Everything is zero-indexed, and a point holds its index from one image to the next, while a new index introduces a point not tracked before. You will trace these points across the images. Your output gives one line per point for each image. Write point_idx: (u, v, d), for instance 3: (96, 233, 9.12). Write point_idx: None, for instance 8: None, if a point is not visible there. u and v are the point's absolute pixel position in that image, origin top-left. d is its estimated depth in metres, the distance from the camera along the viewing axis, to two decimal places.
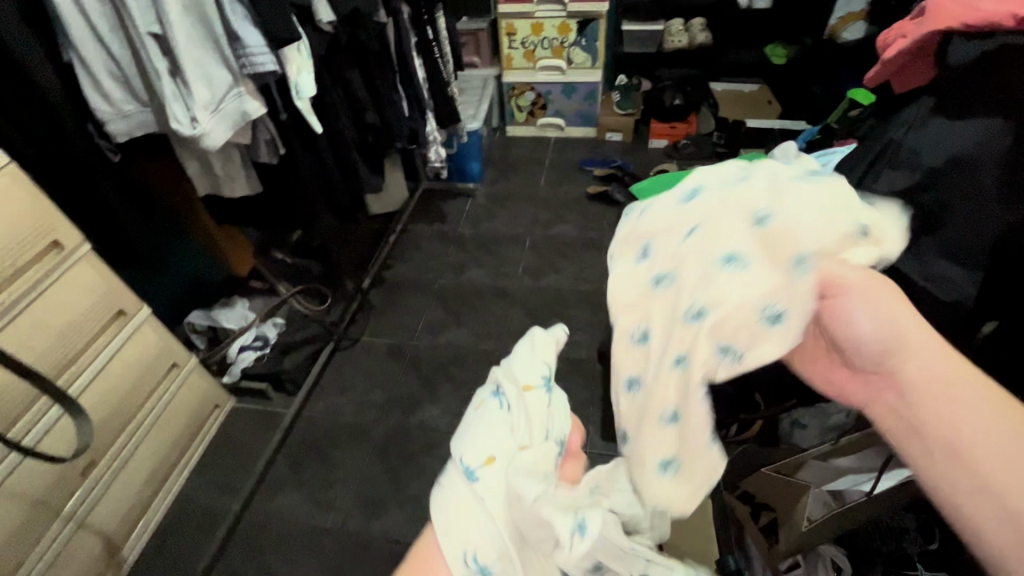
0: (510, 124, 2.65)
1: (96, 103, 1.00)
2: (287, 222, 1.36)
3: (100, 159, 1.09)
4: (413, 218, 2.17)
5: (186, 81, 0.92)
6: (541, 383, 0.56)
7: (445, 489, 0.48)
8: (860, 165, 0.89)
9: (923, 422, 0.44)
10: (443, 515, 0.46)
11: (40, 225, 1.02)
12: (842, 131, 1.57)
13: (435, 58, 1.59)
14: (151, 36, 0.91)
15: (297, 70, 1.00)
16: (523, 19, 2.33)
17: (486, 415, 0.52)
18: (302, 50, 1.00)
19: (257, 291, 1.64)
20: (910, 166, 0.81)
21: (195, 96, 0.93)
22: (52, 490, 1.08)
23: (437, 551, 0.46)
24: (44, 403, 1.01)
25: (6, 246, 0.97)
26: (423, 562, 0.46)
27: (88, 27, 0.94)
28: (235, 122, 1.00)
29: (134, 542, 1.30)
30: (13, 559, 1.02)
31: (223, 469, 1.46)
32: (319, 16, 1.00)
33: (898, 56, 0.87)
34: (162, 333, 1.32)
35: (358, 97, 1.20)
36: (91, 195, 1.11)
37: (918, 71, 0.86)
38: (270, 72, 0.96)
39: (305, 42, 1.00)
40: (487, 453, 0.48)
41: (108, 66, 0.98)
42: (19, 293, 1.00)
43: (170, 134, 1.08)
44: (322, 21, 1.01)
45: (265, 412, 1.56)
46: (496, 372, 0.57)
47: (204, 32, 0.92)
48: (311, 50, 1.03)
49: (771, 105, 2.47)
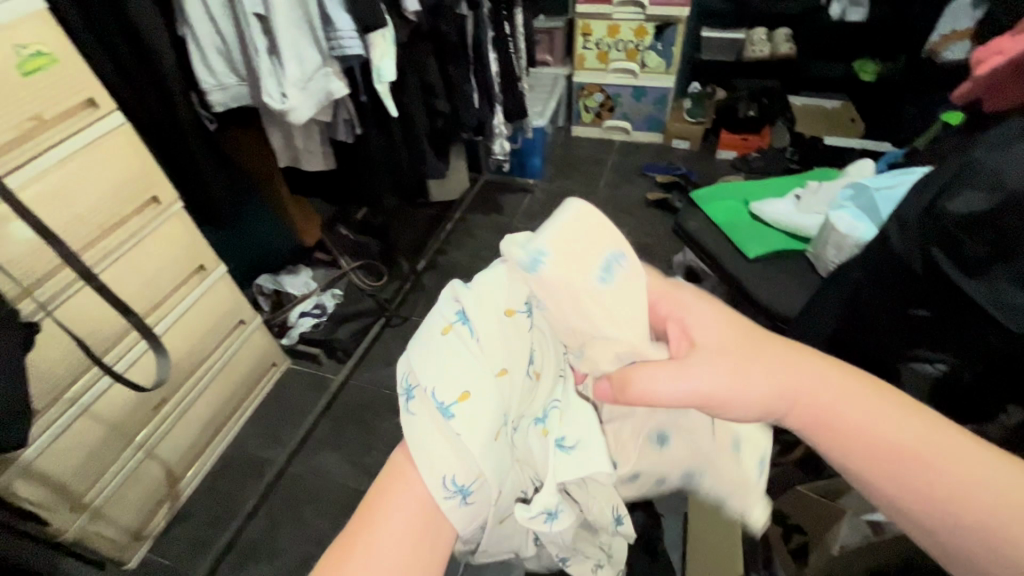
0: (575, 124, 2.66)
1: (202, 75, 1.10)
2: (355, 198, 1.44)
3: (198, 126, 1.20)
4: (471, 208, 2.23)
5: (281, 59, 1.00)
6: (522, 307, 0.55)
7: (419, 421, 0.49)
8: (938, 181, 0.80)
9: (833, 435, 0.46)
10: (417, 444, 0.48)
11: (144, 181, 1.14)
12: (929, 155, 1.48)
13: (509, 53, 1.62)
14: (255, 17, 0.99)
15: (381, 55, 1.07)
16: (600, 20, 2.33)
17: (455, 342, 0.52)
18: (387, 36, 1.06)
19: (320, 262, 1.76)
20: (989, 184, 0.71)
21: (287, 74, 1.01)
22: (128, 419, 1.20)
23: (409, 470, 0.47)
24: (135, 337, 1.17)
25: (115, 196, 1.09)
26: (393, 478, 0.47)
27: (203, 5, 1.03)
28: (319, 101, 1.08)
29: (191, 478, 1.42)
30: (91, 475, 1.14)
31: (273, 423, 1.56)
32: (406, 4, 1.05)
33: (991, 75, 0.80)
34: (234, 290, 1.43)
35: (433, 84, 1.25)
36: (188, 158, 1.22)
37: (1009, 91, 0.79)
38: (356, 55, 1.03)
39: (390, 28, 1.05)
40: (462, 389, 0.49)
41: (215, 42, 1.08)
42: (121, 239, 1.12)
43: (261, 107, 1.18)
44: (408, 9, 1.06)
45: (317, 377, 1.65)
46: (463, 292, 0.54)
47: (301, 15, 0.99)
48: (395, 36, 1.08)
49: (853, 123, 2.35)
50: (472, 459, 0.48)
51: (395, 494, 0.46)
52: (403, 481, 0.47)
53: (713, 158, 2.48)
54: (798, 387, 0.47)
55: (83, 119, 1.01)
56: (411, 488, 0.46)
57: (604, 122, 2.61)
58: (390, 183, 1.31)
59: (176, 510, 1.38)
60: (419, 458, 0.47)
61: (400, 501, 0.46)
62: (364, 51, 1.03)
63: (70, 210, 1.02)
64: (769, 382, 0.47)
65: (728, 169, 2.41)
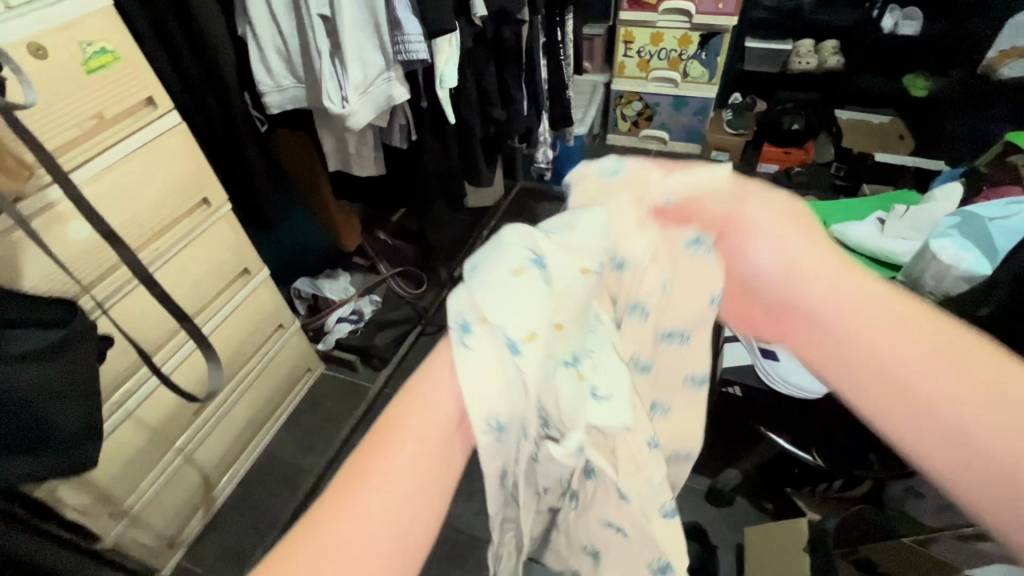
0: (611, 132, 2.62)
1: (260, 75, 1.07)
2: (401, 205, 1.41)
3: (251, 127, 1.17)
4: (506, 215, 2.20)
5: (345, 63, 0.97)
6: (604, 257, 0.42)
7: (472, 350, 0.35)
8: None
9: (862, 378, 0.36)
10: (463, 373, 0.35)
11: (196, 182, 1.11)
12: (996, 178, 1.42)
13: (560, 60, 1.59)
14: (320, 18, 0.96)
15: (445, 61, 1.03)
16: (643, 27, 2.28)
17: (528, 281, 0.37)
18: (453, 42, 1.03)
19: (359, 268, 1.72)
20: None
21: (350, 78, 0.98)
22: (169, 424, 1.17)
23: (444, 398, 0.35)
24: (182, 336, 1.15)
25: (168, 197, 1.06)
26: (417, 413, 0.34)
27: (265, 4, 1.00)
28: (379, 105, 1.05)
29: (225, 483, 1.39)
30: (131, 480, 1.12)
31: (307, 430, 1.54)
32: (474, 9, 1.02)
33: None
34: (275, 294, 1.40)
35: (491, 91, 1.22)
36: (239, 159, 1.20)
37: None
38: (421, 60, 1.00)
39: (457, 34, 1.02)
40: (533, 323, 0.36)
41: (275, 43, 1.05)
42: (172, 241, 1.10)
43: (316, 110, 1.15)
44: (476, 14, 1.03)
45: (351, 384, 1.63)
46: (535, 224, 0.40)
47: (368, 18, 0.96)
48: (460, 42, 1.05)
49: (902, 140, 2.28)
50: (524, 397, 0.37)
51: (407, 417, 0.34)
52: (428, 398, 0.34)
53: (753, 171, 2.42)
54: (846, 313, 0.36)
55: (141, 118, 0.98)
56: (434, 415, 0.34)
57: (641, 131, 2.57)
58: (441, 192, 1.28)
59: (210, 516, 1.36)
60: (463, 387, 0.35)
61: (416, 427, 0.33)
62: (430, 56, 1.00)
63: (124, 211, 0.99)
64: (819, 298, 0.37)
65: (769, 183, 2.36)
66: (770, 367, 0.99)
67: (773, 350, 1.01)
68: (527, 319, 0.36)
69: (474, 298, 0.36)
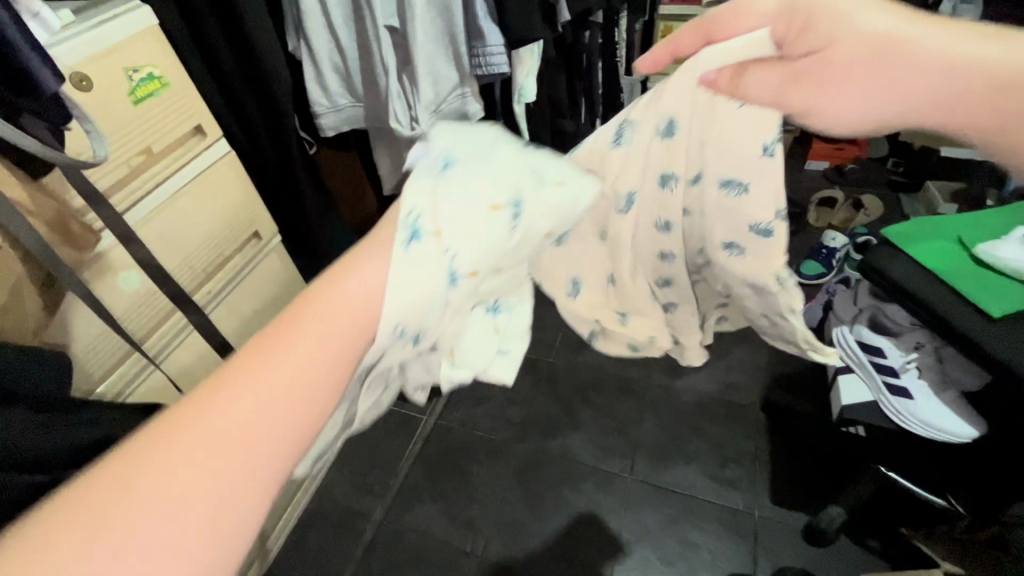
0: None
1: (315, 96, 0.96)
2: None
3: (300, 151, 1.07)
4: None
5: (416, 79, 0.86)
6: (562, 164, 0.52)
7: (421, 251, 0.36)
8: None
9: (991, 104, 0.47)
10: (405, 268, 0.35)
11: (247, 215, 1.01)
12: None
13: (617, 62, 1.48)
14: (387, 29, 0.86)
15: (528, 73, 0.94)
16: (684, 22, 2.16)
17: (480, 227, 0.41)
18: (534, 51, 0.93)
19: None
20: None
21: (421, 95, 0.87)
22: None
23: (377, 278, 0.34)
24: None
25: (219, 235, 0.96)
26: (336, 290, 0.32)
27: (323, 15, 0.89)
28: (451, 126, 0.96)
29: (278, 534, 1.29)
30: None
31: (359, 468, 1.43)
32: (560, 15, 0.91)
33: None
34: None
35: (561, 101, 1.11)
36: (288, 186, 1.09)
37: None
38: (501, 74, 0.90)
39: (540, 43, 0.92)
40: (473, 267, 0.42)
41: (332, 59, 0.94)
42: (223, 281, 1.00)
43: (374, 130, 1.04)
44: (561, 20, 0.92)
45: (401, 416, 1.52)
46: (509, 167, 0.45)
47: (442, 27, 0.85)
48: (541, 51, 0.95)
49: None
50: (429, 310, 0.37)
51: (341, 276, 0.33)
52: (356, 273, 0.33)
53: (803, 169, 2.30)
54: (939, 66, 0.47)
55: (190, 148, 0.88)
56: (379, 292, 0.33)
57: None
58: None
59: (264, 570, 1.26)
60: (394, 279, 0.34)
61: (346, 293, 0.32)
62: (511, 68, 0.90)
63: (178, 254, 0.89)
64: (916, 52, 0.47)
65: (820, 181, 2.24)
66: (904, 407, 0.89)
67: (905, 387, 0.91)
68: (469, 256, 0.40)
69: (431, 216, 0.38)
